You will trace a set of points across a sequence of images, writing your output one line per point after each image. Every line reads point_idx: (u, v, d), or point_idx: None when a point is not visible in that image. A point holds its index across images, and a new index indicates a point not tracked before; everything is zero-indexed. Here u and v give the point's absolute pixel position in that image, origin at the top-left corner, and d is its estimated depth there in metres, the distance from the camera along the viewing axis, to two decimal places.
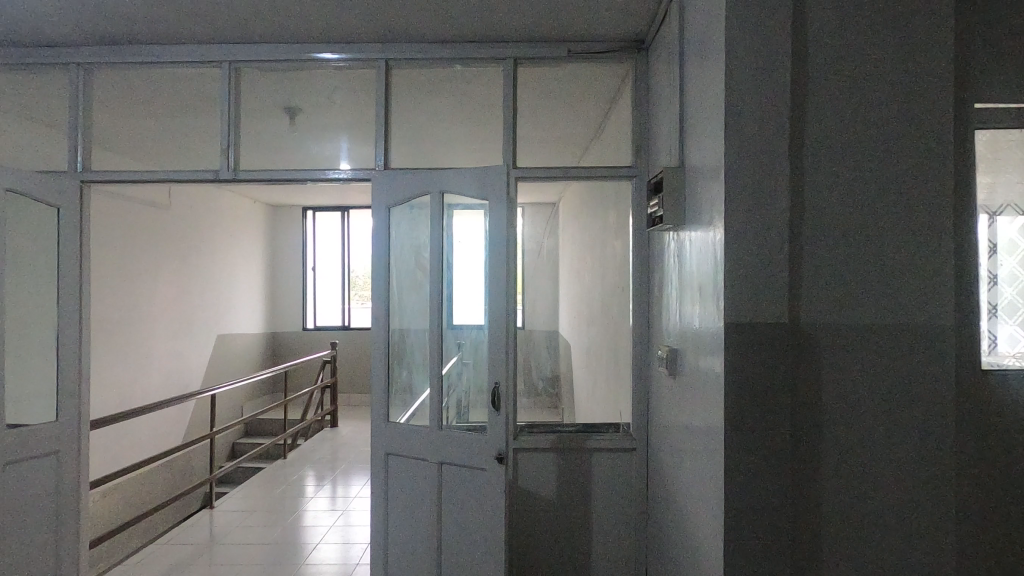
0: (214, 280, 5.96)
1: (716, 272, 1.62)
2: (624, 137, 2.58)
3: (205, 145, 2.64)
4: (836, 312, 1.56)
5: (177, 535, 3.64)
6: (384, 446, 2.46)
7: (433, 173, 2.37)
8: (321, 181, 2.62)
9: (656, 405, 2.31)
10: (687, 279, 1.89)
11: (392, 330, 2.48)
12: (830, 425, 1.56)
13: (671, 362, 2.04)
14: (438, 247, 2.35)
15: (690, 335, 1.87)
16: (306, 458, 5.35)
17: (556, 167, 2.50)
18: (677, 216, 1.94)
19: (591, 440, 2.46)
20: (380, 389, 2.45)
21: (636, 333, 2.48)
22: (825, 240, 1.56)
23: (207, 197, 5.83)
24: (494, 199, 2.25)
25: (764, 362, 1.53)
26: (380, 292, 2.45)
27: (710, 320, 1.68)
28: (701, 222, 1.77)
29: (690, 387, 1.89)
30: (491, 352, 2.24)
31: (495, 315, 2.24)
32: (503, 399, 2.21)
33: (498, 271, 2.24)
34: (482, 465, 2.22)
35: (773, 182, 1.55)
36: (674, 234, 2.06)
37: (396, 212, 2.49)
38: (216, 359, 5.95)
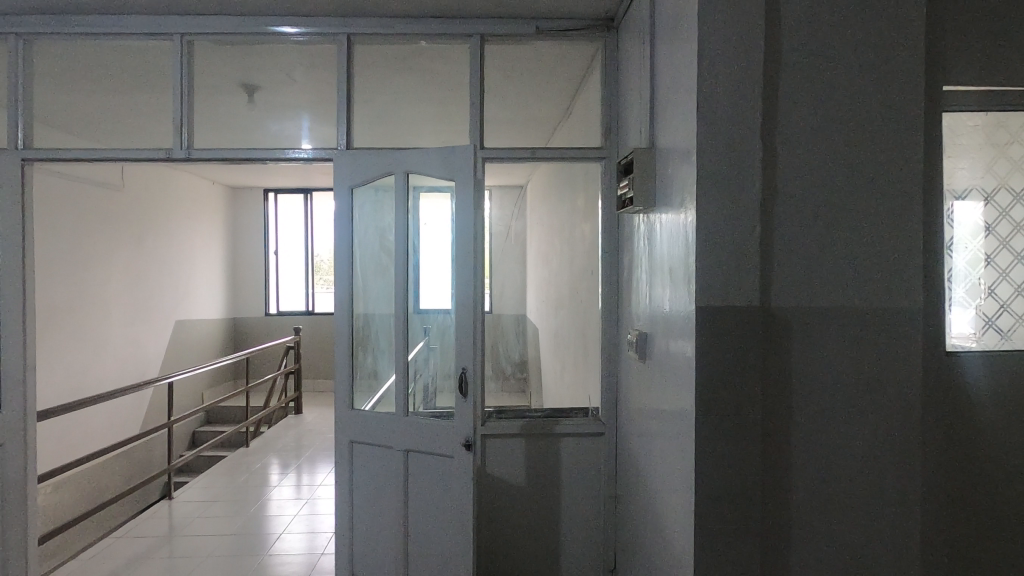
0: (172, 264, 5.77)
1: (687, 255, 1.59)
2: (593, 118, 2.54)
3: (157, 121, 2.52)
4: (807, 295, 1.54)
5: (135, 527, 3.53)
6: (348, 435, 2.39)
7: (398, 153, 2.29)
8: (280, 160, 2.52)
9: (625, 389, 2.29)
10: (658, 263, 1.86)
11: (356, 315, 2.40)
12: (800, 409, 1.55)
13: (640, 346, 2.02)
14: (404, 229, 2.28)
15: (661, 320, 1.84)
16: (270, 446, 5.25)
17: (525, 149, 2.46)
18: (647, 198, 1.91)
19: (560, 425, 2.44)
20: (344, 376, 2.38)
21: (605, 316, 2.47)
22: (796, 222, 1.54)
23: (163, 177, 5.62)
24: (461, 180, 2.19)
25: (736, 346, 1.51)
26: (343, 275, 2.38)
27: (681, 304, 1.66)
28: (672, 204, 1.74)
29: (660, 372, 1.86)
30: (458, 336, 2.19)
31: (462, 300, 2.18)
32: (470, 385, 2.16)
33: (466, 255, 2.19)
34: (449, 453, 2.18)
35: (746, 162, 1.52)
36: (644, 217, 2.03)
37: (359, 194, 2.40)
38: (175, 346, 5.78)
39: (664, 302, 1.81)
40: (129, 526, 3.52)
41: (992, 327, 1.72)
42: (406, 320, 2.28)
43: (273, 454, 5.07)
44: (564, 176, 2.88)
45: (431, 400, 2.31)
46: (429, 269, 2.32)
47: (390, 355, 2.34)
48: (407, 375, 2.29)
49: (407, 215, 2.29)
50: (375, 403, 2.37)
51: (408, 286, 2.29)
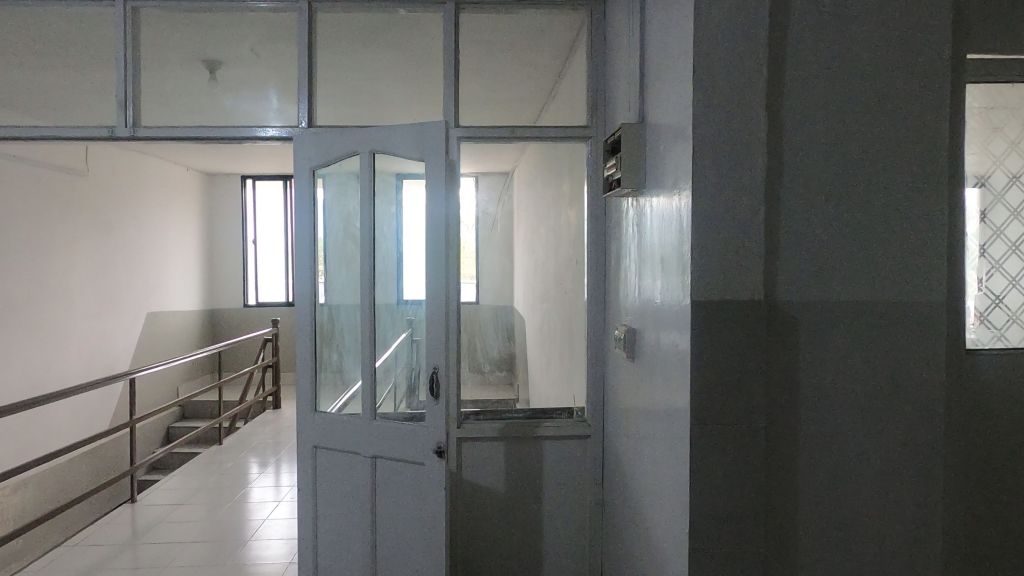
0: (143, 252, 5.52)
1: (681, 243, 1.40)
2: (579, 93, 2.34)
3: (100, 97, 2.30)
4: (818, 288, 1.36)
5: (94, 533, 3.32)
6: (311, 440, 2.20)
7: (362, 131, 2.08)
8: (239, 140, 2.31)
9: (613, 389, 2.11)
10: (647, 252, 1.68)
11: (320, 308, 2.21)
12: (808, 418, 1.37)
13: (629, 343, 1.84)
14: (371, 215, 2.08)
15: (652, 315, 1.65)
16: (246, 442, 5.06)
17: (505, 127, 2.27)
18: (635, 178, 1.72)
19: (541, 427, 2.27)
20: (308, 375, 2.19)
21: (591, 309, 2.28)
22: (805, 206, 1.35)
23: (131, 160, 5.37)
24: (431, 161, 1.98)
25: (737, 347, 1.33)
26: (306, 265, 2.18)
27: (673, 298, 1.47)
28: (665, 184, 1.54)
29: (649, 371, 1.68)
30: (429, 332, 2.00)
31: (434, 292, 1.98)
32: (442, 386, 1.97)
33: (437, 243, 1.99)
34: (420, 459, 2.00)
35: (748, 136, 1.33)
36: (633, 201, 1.84)
37: (323, 176, 2.20)
38: (147, 338, 5.55)
39: (655, 294, 1.62)
40: (89, 531, 3.32)
41: (1016, 322, 1.55)
42: (374, 314, 2.09)
43: (248, 451, 4.88)
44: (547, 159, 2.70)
45: (402, 401, 2.12)
46: (398, 258, 2.12)
47: (357, 353, 2.15)
48: (375, 374, 2.10)
49: (374, 199, 2.08)
50: (342, 405, 2.18)
51: (376, 278, 2.10)
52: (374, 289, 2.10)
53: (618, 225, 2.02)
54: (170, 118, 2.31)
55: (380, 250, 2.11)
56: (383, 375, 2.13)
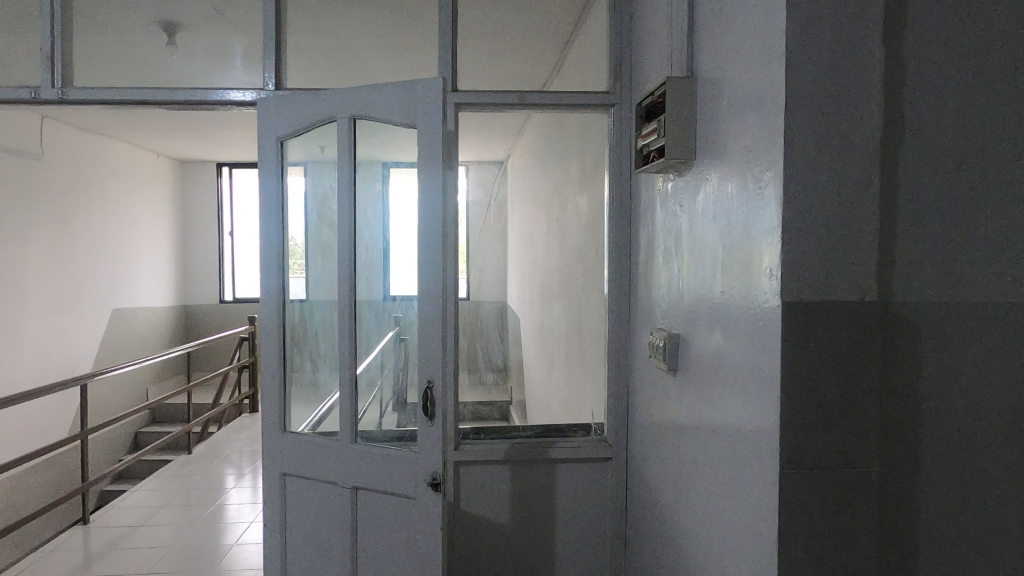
0: (108, 243, 5.11)
1: (762, 226, 1.05)
2: (598, 54, 1.99)
3: (25, 53, 1.91)
4: (946, 285, 1.02)
5: (40, 559, 2.93)
6: (278, 467, 1.83)
7: (340, 93, 1.71)
8: (193, 102, 1.95)
9: (643, 404, 1.77)
10: (700, 241, 1.33)
11: (290, 307, 1.84)
12: (933, 459, 1.03)
13: (668, 351, 1.49)
14: (350, 195, 1.72)
15: (707, 320, 1.30)
16: (220, 450, 4.68)
17: (513, 92, 1.92)
18: (682, 147, 1.37)
19: (554, 449, 1.92)
20: (275, 388, 1.82)
21: (613, 309, 1.94)
22: (930, 180, 1.01)
23: (94, 142, 4.95)
24: (424, 128, 1.62)
25: (840, 364, 0.99)
26: (273, 257, 1.81)
27: (743, 298, 1.12)
28: (729, 150, 1.19)
29: (700, 389, 1.34)
30: (421, 338, 1.64)
31: (429, 288, 1.63)
32: (438, 404, 1.61)
33: (431, 230, 1.63)
34: (412, 492, 1.64)
35: (857, 80, 0.99)
36: (675, 177, 1.50)
37: (292, 148, 1.82)
38: (113, 336, 5.14)
39: (713, 293, 1.27)
40: (34, 557, 2.94)
41: None
42: (354, 316, 1.73)
43: (222, 458, 4.50)
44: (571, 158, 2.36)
45: (385, 417, 1.74)
46: (382, 247, 1.75)
47: (333, 362, 1.79)
48: (357, 385, 1.74)
49: (354, 177, 1.72)
50: (315, 423, 1.82)
51: (357, 272, 1.74)
52: (355, 286, 1.74)
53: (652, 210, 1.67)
54: (107, 79, 1.94)
55: (362, 238, 1.75)
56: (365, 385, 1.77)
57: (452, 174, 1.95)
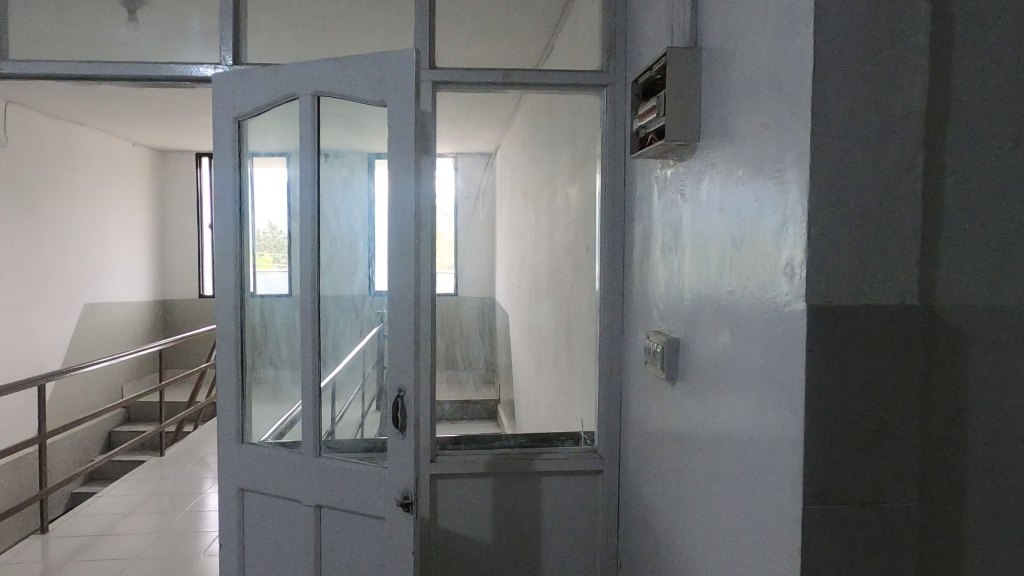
0: (78, 234, 4.90)
1: (781, 218, 0.89)
2: (590, 29, 1.82)
3: None
4: (1001, 287, 0.86)
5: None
6: (236, 481, 1.67)
7: (302, 67, 1.54)
8: (144, 75, 1.75)
9: (638, 412, 1.61)
10: (705, 235, 1.17)
11: (248, 306, 1.67)
12: (981, 491, 0.88)
13: (666, 358, 1.34)
14: (313, 182, 1.55)
15: (714, 325, 1.14)
16: (195, 450, 4.49)
17: (497, 70, 1.75)
18: (684, 127, 1.21)
19: (539, 461, 1.77)
20: (232, 395, 1.65)
21: (605, 310, 1.78)
22: (985, 161, 0.85)
23: (63, 129, 4.73)
24: (396, 107, 1.45)
25: (874, 380, 0.83)
26: (229, 251, 1.64)
27: (756, 300, 0.96)
28: (741, 128, 1.03)
29: (704, 403, 1.19)
30: (391, 341, 1.47)
31: (400, 285, 1.46)
32: (410, 414, 1.45)
33: (402, 219, 1.46)
34: (382, 512, 1.48)
35: (896, 41, 0.83)
36: (675, 162, 1.34)
37: (249, 131, 1.65)
38: (84, 331, 4.94)
39: (722, 295, 1.10)
40: None
41: None
42: (318, 315, 1.56)
43: (197, 459, 4.31)
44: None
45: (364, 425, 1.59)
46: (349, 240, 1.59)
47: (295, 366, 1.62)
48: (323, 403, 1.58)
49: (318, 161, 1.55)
50: (278, 434, 1.65)
51: (322, 267, 1.58)
52: (319, 281, 1.57)
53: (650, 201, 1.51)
54: (47, 50, 1.74)
55: (328, 229, 1.59)
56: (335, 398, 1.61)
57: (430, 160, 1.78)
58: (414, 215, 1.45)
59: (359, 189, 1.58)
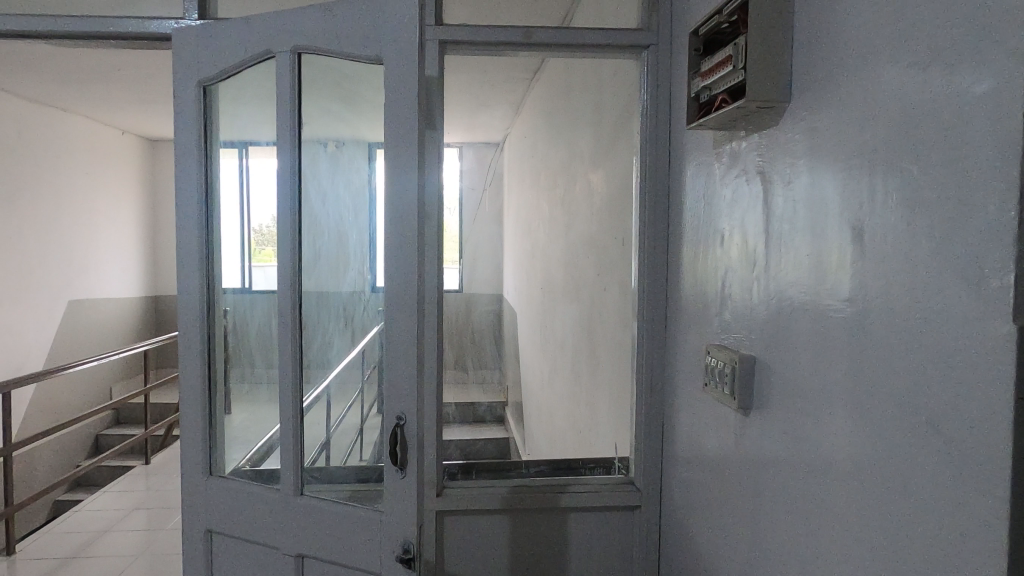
0: (60, 227, 4.62)
1: (957, 196, 0.61)
2: None
3: None
4: None
5: None
6: (203, 521, 1.39)
7: (279, 17, 1.26)
8: (95, 33, 1.46)
9: (689, 441, 1.33)
10: (803, 224, 0.89)
11: (218, 310, 1.39)
12: None
13: (735, 382, 1.06)
14: (293, 160, 1.27)
15: (819, 347, 0.85)
16: None
17: (517, 27, 1.47)
18: (772, 82, 0.92)
19: (566, 495, 1.49)
20: (199, 419, 1.38)
21: (643, 316, 1.50)
22: None
23: (44, 115, 4.45)
24: (396, 64, 1.17)
25: None
26: (192, 245, 1.36)
27: (902, 314, 0.68)
28: (871, 74, 0.75)
29: (797, 445, 0.91)
30: (389, 356, 1.20)
31: (401, 286, 1.18)
32: (413, 448, 1.17)
33: (401, 204, 1.18)
34: (378, 566, 1.21)
35: None
36: (750, 132, 1.05)
37: (217, 99, 1.37)
38: (68, 329, 4.67)
39: (833, 307, 0.82)
40: None
41: None
42: (300, 322, 1.29)
43: None
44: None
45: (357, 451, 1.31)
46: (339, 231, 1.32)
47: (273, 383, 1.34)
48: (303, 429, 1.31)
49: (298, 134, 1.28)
50: (254, 463, 1.37)
51: (304, 263, 1.31)
52: (301, 281, 1.30)
53: (710, 186, 1.22)
54: None
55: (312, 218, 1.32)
56: (321, 415, 1.33)
57: (435, 139, 1.49)
58: (416, 200, 1.17)
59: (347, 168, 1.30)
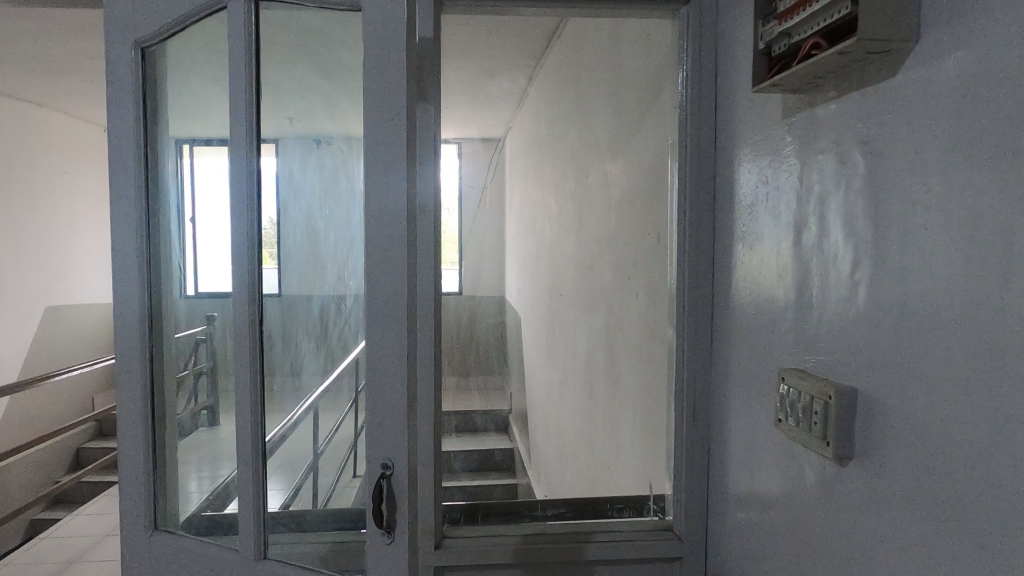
0: (37, 229, 4.37)
1: None
2: None
3: None
4: None
5: None
6: None
7: None
8: None
9: (747, 484, 1.08)
10: (951, 208, 0.63)
11: (161, 326, 1.14)
12: None
13: (826, 422, 0.80)
14: (249, 133, 1.02)
15: (984, 381, 0.59)
16: None
17: None
18: (896, 8, 0.66)
19: (592, 546, 1.24)
20: (139, 460, 1.12)
21: (683, 330, 1.23)
22: None
23: (19, 111, 4.20)
24: (381, 11, 0.91)
25: None
26: (127, 244, 1.09)
27: None
28: None
29: (935, 516, 0.65)
30: (371, 385, 0.94)
31: (387, 292, 0.92)
32: (402, 505, 0.92)
33: (383, 188, 0.92)
34: None
35: None
36: (846, 89, 0.80)
37: (167, 65, 1.12)
38: (45, 338, 4.41)
39: (1011, 325, 0.56)
40: None
41: None
42: (260, 337, 1.04)
43: None
44: (626, 152, 1.74)
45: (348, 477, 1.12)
46: (314, 230, 1.10)
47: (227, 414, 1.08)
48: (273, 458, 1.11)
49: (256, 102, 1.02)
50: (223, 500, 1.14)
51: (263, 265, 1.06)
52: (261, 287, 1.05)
53: (782, 164, 0.95)
54: None
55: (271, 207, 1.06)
56: (310, 439, 1.12)
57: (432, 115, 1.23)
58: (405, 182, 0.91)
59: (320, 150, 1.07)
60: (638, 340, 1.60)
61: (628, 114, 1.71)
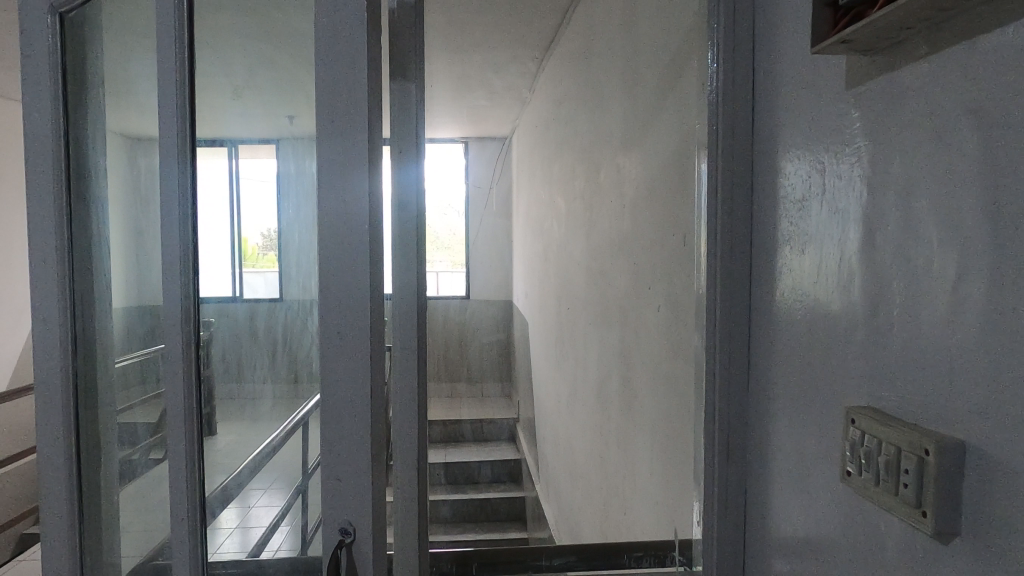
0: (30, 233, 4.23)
1: None
2: None
3: None
4: None
5: None
6: None
7: None
8: None
9: (792, 542, 0.89)
10: None
11: (96, 346, 0.99)
12: None
13: (929, 489, 0.59)
14: (179, 128, 0.92)
15: None
16: None
17: None
18: None
19: None
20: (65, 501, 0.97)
21: (720, 351, 1.02)
22: None
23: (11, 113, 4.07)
24: None
25: None
26: (50, 252, 0.94)
27: None
28: None
29: None
30: (333, 439, 0.85)
31: (345, 316, 0.84)
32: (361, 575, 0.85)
33: (340, 202, 0.84)
34: None
35: None
36: (940, 53, 0.61)
37: (100, 47, 0.97)
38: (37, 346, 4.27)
39: None
40: None
41: None
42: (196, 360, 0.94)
43: None
44: (641, 148, 1.56)
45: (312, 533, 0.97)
46: (287, 238, 0.95)
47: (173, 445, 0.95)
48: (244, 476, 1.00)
49: (190, 95, 0.93)
50: (167, 553, 1.00)
51: (244, 269, 0.97)
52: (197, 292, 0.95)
53: (849, 153, 0.76)
54: None
55: (267, 209, 0.96)
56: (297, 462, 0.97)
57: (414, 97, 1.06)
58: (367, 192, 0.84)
59: (303, 144, 0.91)
60: (655, 358, 1.42)
61: (644, 106, 1.53)
